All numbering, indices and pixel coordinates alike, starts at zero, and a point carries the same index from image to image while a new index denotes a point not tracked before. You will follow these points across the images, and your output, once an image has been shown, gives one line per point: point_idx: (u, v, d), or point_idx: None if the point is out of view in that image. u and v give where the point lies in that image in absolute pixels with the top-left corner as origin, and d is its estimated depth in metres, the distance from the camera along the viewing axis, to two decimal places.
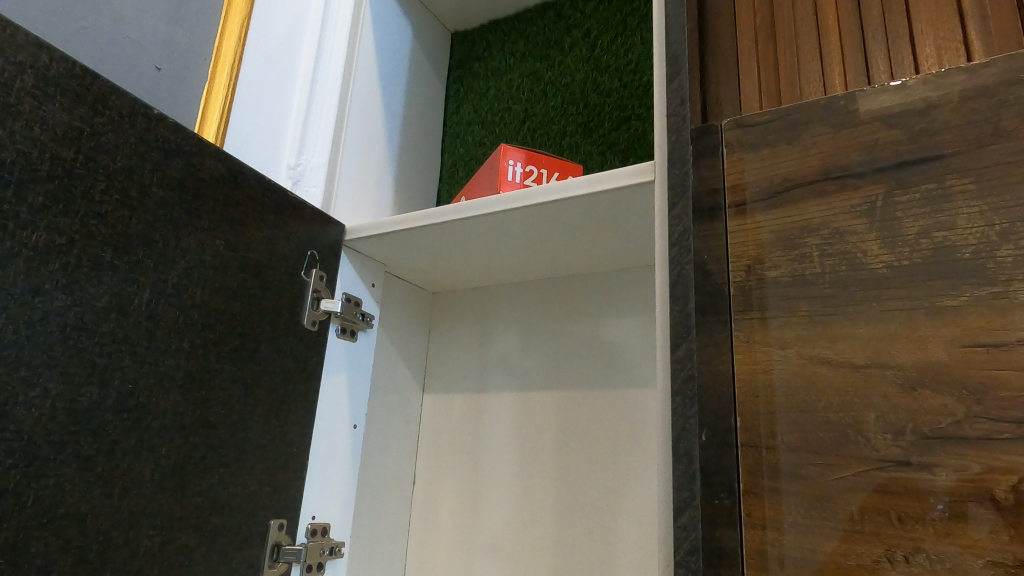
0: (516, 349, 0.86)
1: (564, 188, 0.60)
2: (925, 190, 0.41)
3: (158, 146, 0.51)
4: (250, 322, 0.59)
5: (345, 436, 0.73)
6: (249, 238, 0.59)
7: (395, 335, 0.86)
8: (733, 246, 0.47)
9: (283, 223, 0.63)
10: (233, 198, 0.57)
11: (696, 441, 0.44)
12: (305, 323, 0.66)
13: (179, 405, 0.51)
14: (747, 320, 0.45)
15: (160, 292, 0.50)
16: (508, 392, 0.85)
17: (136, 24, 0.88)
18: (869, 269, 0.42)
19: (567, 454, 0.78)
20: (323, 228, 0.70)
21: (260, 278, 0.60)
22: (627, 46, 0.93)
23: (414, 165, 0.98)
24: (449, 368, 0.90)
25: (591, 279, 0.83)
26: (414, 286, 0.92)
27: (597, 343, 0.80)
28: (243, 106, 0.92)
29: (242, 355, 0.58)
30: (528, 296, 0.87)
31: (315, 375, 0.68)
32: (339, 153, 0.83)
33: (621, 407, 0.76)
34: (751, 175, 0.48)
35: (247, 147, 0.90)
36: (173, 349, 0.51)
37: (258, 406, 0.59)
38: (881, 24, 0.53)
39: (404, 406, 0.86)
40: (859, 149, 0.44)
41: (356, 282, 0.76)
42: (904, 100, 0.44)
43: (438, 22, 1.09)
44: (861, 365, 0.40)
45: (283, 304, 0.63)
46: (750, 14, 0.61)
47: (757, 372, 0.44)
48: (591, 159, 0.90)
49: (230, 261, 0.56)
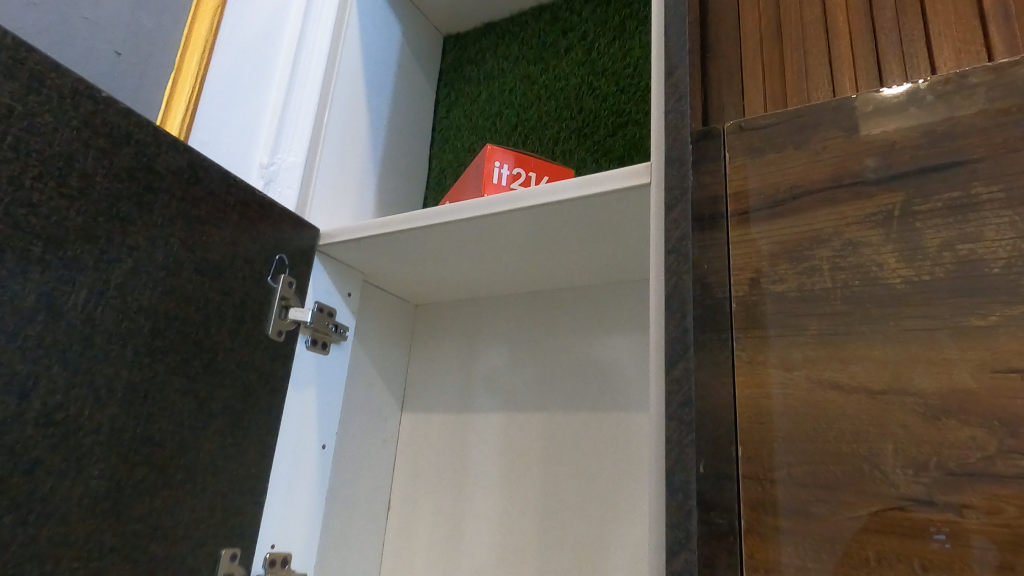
0: (500, 367, 0.82)
1: (554, 191, 0.56)
2: (948, 198, 0.38)
3: (105, 131, 0.47)
4: (207, 330, 0.55)
5: (312, 457, 0.68)
6: (209, 238, 0.55)
7: (374, 349, 0.82)
8: (735, 257, 0.43)
9: (249, 223, 0.59)
10: (193, 194, 0.54)
11: (693, 473, 0.40)
12: (271, 333, 0.62)
13: (117, 420, 0.47)
14: (750, 338, 0.41)
15: (100, 293, 0.46)
16: (491, 412, 0.80)
17: (94, 5, 0.85)
18: (885, 284, 0.38)
19: (552, 480, 0.73)
20: (295, 232, 0.66)
21: (221, 282, 0.56)
22: (626, 49, 0.90)
23: (399, 170, 0.95)
24: (430, 386, 0.86)
25: (581, 293, 0.79)
26: (396, 298, 0.88)
27: (585, 362, 0.76)
28: (209, 100, 0.89)
29: (196, 366, 0.54)
30: (515, 309, 0.83)
31: (278, 390, 0.63)
32: (318, 153, 0.79)
33: (610, 431, 0.71)
34: (757, 180, 0.44)
35: (212, 142, 0.87)
36: (113, 357, 0.47)
37: (212, 423, 0.55)
38: (895, 28, 0.51)
39: (380, 425, 0.82)
40: (872, 154, 0.41)
41: (330, 290, 0.72)
42: (919, 100, 0.40)
43: (430, 25, 1.07)
44: (878, 391, 0.36)
45: (247, 312, 0.59)
46: (755, 13, 0.58)
47: (761, 396, 0.40)
48: (586, 166, 0.87)
49: (186, 262, 0.53)
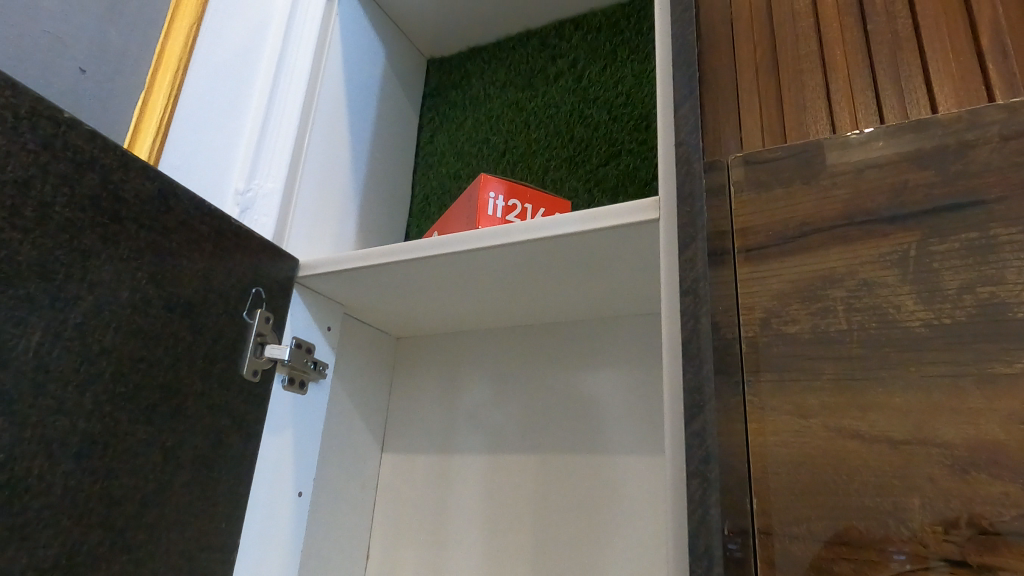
0: (484, 404, 0.79)
1: (555, 225, 0.54)
2: (966, 239, 0.36)
3: (66, 155, 0.43)
4: (176, 372, 0.51)
5: (288, 506, 0.64)
6: (179, 271, 0.52)
7: (354, 386, 0.78)
8: (744, 296, 0.41)
9: (224, 254, 0.56)
10: (163, 224, 0.50)
11: (719, 536, 0.37)
12: (246, 374, 0.58)
13: (71, 476, 0.42)
14: (762, 382, 0.39)
15: (56, 334, 0.42)
16: (474, 454, 0.77)
17: (56, 18, 0.80)
18: (904, 327, 0.37)
19: (539, 526, 0.70)
20: (273, 263, 0.63)
21: (191, 318, 0.53)
22: (617, 77, 0.90)
23: (380, 197, 0.92)
24: (411, 425, 0.82)
25: (566, 327, 0.78)
26: (376, 331, 0.84)
27: (572, 400, 0.74)
28: (181, 121, 0.86)
29: (162, 411, 0.50)
30: (499, 344, 0.81)
31: (253, 434, 0.59)
32: (298, 179, 0.76)
33: (598, 474, 0.69)
34: (764, 216, 0.43)
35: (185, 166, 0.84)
36: (69, 407, 0.42)
37: (179, 475, 0.51)
38: (893, 61, 0.50)
39: (360, 466, 0.78)
40: (883, 192, 0.40)
41: (309, 325, 0.68)
42: (932, 135, 0.39)
43: (413, 46, 1.05)
44: (901, 441, 0.35)
45: (219, 350, 0.55)
46: (751, 43, 0.57)
47: (775, 444, 0.38)
48: (578, 196, 0.85)
49: (153, 298, 0.49)
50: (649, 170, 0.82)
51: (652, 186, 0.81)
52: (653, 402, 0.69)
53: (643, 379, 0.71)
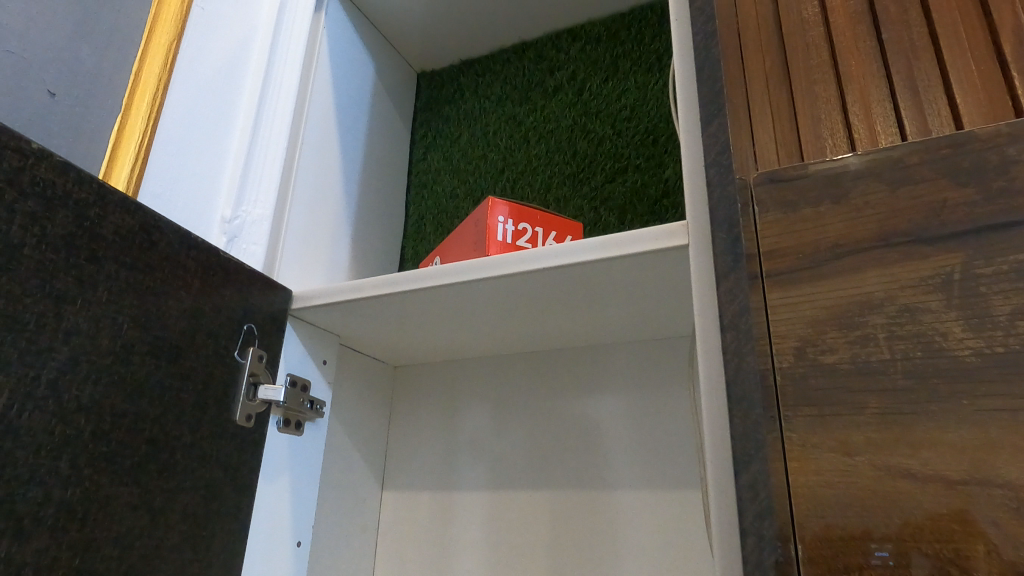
0: (484, 435, 0.78)
1: (573, 251, 0.52)
2: (1014, 261, 0.34)
3: (36, 192, 0.40)
4: (162, 424, 0.47)
5: (286, 556, 0.62)
6: (165, 311, 0.48)
7: (351, 422, 0.76)
8: (776, 324, 0.39)
9: (211, 289, 0.53)
10: (146, 261, 0.47)
11: None
12: (238, 419, 0.55)
13: (47, 554, 0.38)
14: (801, 417, 0.37)
15: (27, 394, 0.38)
16: (476, 490, 0.76)
17: (22, 36, 0.75)
18: (952, 357, 0.34)
19: (545, 565, 0.69)
20: (265, 295, 0.60)
21: (178, 362, 0.49)
22: (620, 90, 0.88)
23: (372, 219, 0.90)
24: (411, 460, 0.81)
25: (567, 354, 0.77)
26: (373, 360, 0.83)
27: (574, 431, 0.73)
28: (161, 147, 0.82)
29: (148, 468, 0.46)
30: (499, 371, 0.80)
31: (248, 485, 0.56)
32: (287, 205, 0.74)
33: (603, 508, 0.68)
34: (793, 237, 0.40)
35: (165, 194, 0.80)
36: (45, 475, 0.39)
37: (169, 537, 0.47)
38: (910, 70, 0.48)
39: (359, 509, 0.76)
40: (920, 212, 0.38)
41: (304, 359, 0.66)
42: (969, 150, 0.37)
43: (401, 58, 1.03)
44: (958, 481, 0.32)
45: (209, 396, 0.52)
46: (760, 49, 0.54)
47: (819, 485, 0.35)
48: (583, 213, 0.83)
49: (136, 343, 0.46)
50: (656, 187, 0.80)
51: (661, 204, 0.79)
52: (657, 436, 0.69)
53: (647, 411, 0.70)
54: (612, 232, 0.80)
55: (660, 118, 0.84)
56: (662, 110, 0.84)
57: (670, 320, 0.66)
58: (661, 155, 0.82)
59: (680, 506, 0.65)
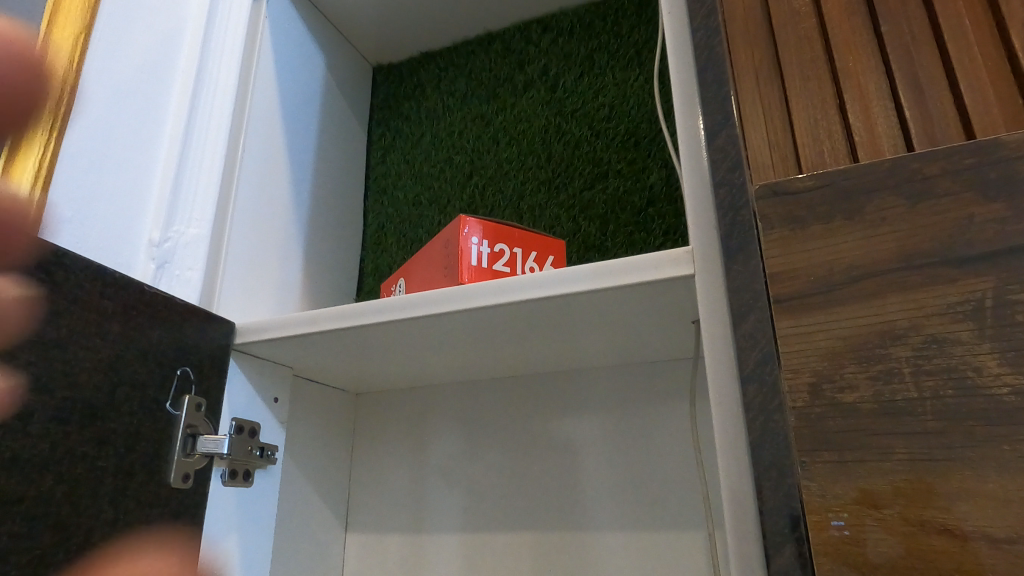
0: (456, 469, 0.74)
1: (567, 279, 0.48)
2: None
3: None
4: (74, 500, 0.42)
5: None
6: (76, 364, 0.43)
7: (309, 463, 0.72)
8: (788, 357, 0.35)
9: (135, 332, 0.48)
10: (50, 308, 0.42)
11: None
12: (172, 480, 0.50)
13: None
14: (821, 464, 0.33)
15: None
16: (450, 531, 0.71)
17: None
18: (988, 396, 0.31)
19: None
20: (202, 329, 0.55)
21: (95, 424, 0.44)
22: (598, 86, 0.83)
23: (329, 232, 0.84)
24: (378, 499, 0.76)
25: (545, 376, 0.73)
26: (331, 390, 0.77)
27: (552, 463, 0.69)
28: (66, 161, 0.63)
29: (58, 557, 0.41)
30: (473, 397, 0.75)
31: (186, 556, 0.51)
32: (229, 222, 0.67)
33: (584, 550, 0.65)
34: (802, 259, 0.36)
35: (77, 220, 0.63)
36: None
37: None
38: (911, 67, 0.44)
39: (322, 557, 0.72)
40: (945, 230, 0.34)
41: (251, 399, 0.61)
42: (995, 160, 0.34)
43: (355, 51, 0.97)
44: (1004, 540, 0.29)
45: (135, 459, 0.47)
46: (749, 44, 0.48)
47: (847, 542, 0.31)
48: (560, 223, 0.78)
49: (40, 411, 0.41)
50: (641, 195, 0.75)
51: (646, 213, 0.74)
52: (644, 466, 0.65)
53: (631, 438, 0.67)
54: (594, 243, 0.75)
55: (641, 118, 0.80)
56: (645, 108, 0.80)
57: (656, 345, 0.63)
58: (644, 160, 0.77)
59: (672, 544, 0.62)
